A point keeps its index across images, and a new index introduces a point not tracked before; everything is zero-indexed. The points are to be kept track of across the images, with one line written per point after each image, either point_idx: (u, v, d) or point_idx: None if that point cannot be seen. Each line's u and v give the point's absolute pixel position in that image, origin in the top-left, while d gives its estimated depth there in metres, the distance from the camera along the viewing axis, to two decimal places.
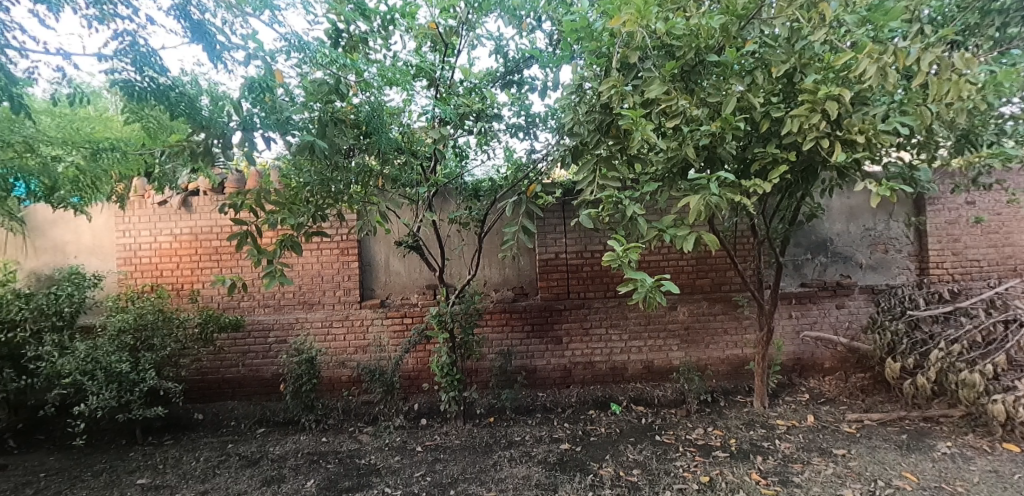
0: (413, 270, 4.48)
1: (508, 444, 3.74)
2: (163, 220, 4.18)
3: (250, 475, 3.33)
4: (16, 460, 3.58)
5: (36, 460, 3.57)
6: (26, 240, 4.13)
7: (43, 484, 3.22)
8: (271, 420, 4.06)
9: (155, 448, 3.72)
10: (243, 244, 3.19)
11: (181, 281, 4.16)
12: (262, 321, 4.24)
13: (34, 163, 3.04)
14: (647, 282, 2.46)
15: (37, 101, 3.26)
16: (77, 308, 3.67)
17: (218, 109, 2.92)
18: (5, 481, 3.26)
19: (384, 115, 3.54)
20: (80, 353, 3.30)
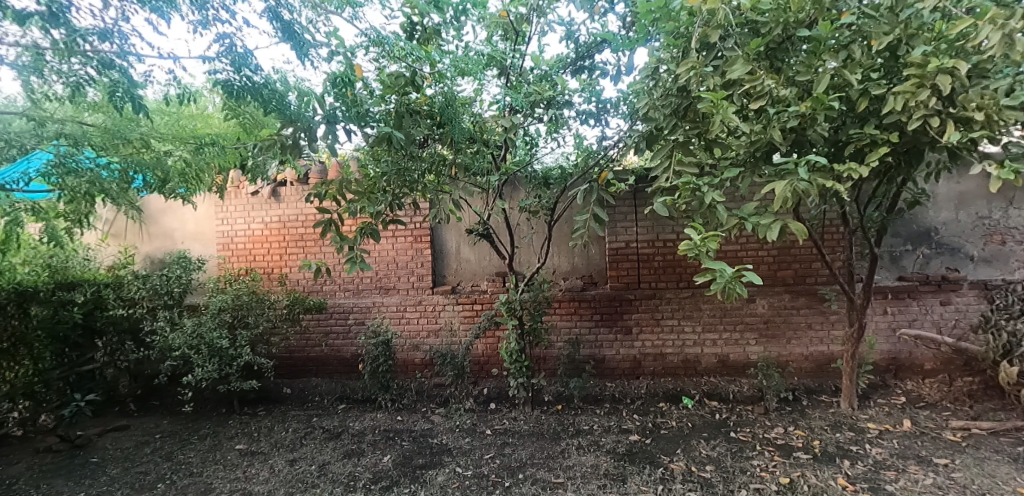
0: (483, 257, 4.53)
1: (576, 433, 3.75)
2: (256, 210, 4.50)
3: (334, 448, 3.58)
4: (136, 421, 4.04)
5: (153, 422, 4.01)
6: (141, 226, 4.61)
7: (159, 444, 3.62)
8: (351, 397, 4.31)
9: (250, 417, 4.06)
10: (327, 231, 3.43)
11: (271, 265, 4.48)
12: (342, 304, 4.48)
13: (149, 158, 3.36)
14: (727, 273, 2.34)
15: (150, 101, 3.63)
16: (185, 289, 4.03)
17: (304, 104, 3.18)
18: (129, 439, 3.70)
19: (457, 105, 3.60)
20: (188, 329, 3.65)
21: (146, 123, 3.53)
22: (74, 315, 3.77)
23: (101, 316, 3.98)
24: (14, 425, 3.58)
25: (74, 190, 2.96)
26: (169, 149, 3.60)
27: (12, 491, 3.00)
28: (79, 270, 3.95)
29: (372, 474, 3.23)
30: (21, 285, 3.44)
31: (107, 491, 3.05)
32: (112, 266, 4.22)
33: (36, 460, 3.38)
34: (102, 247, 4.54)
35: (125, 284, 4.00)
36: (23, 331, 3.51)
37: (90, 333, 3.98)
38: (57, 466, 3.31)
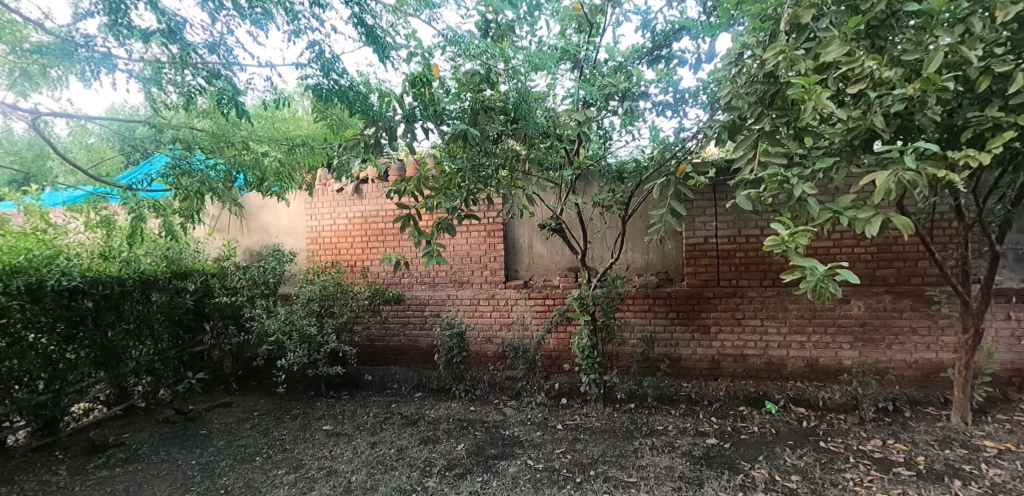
0: (557, 252, 4.51)
1: (650, 433, 3.67)
2: (341, 206, 4.77)
3: (411, 433, 3.74)
4: (238, 399, 4.44)
5: (252, 401, 4.39)
6: (242, 221, 5.07)
7: (257, 421, 3.97)
8: (427, 386, 4.48)
9: (335, 400, 4.34)
10: (405, 226, 3.57)
11: (354, 258, 4.75)
12: (419, 296, 4.67)
13: (248, 158, 3.58)
14: (819, 271, 2.15)
15: (253, 107, 3.98)
16: (279, 280, 4.39)
17: (385, 104, 3.37)
18: (233, 415, 4.08)
19: (530, 100, 3.62)
20: (282, 317, 3.96)
21: (247, 127, 3.84)
22: (187, 301, 4.23)
23: (209, 302, 4.44)
24: (139, 397, 4.06)
25: (187, 189, 3.14)
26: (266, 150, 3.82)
27: (138, 455, 3.40)
28: (190, 261, 4.39)
29: (446, 461, 3.34)
30: (144, 274, 3.90)
31: (214, 460, 3.38)
32: (218, 257, 4.70)
33: (156, 428, 3.80)
34: (211, 240, 5.03)
35: (228, 273, 4.45)
36: (146, 314, 3.94)
37: (198, 317, 4.47)
38: (173, 435, 3.71)
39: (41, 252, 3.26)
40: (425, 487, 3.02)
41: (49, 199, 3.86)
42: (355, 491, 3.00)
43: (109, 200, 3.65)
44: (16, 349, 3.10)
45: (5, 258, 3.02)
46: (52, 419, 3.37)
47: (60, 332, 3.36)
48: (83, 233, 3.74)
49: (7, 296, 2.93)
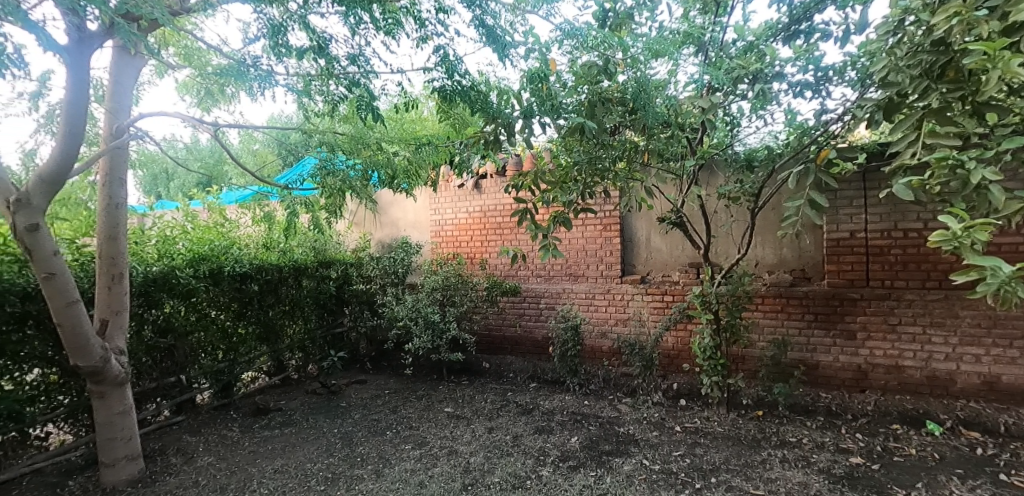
0: (676, 246, 4.33)
1: (780, 444, 3.38)
2: (462, 201, 5.03)
3: (526, 422, 3.85)
4: (372, 377, 4.91)
5: (383, 380, 4.83)
6: (376, 216, 5.59)
7: (388, 398, 4.35)
8: (541, 377, 4.57)
9: (456, 385, 4.61)
10: (523, 220, 3.65)
11: (474, 251, 4.97)
12: (535, 289, 4.78)
13: (381, 158, 3.78)
14: (1007, 271, 1.55)
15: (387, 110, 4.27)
16: (406, 270, 4.79)
17: (504, 101, 3.46)
18: (368, 391, 4.53)
19: (650, 89, 3.51)
20: (409, 305, 4.27)
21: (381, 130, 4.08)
22: (330, 287, 4.78)
23: (348, 288, 5.03)
24: (293, 370, 4.67)
25: (331, 187, 3.54)
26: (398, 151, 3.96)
27: (293, 420, 3.90)
28: (333, 251, 4.95)
29: (561, 452, 3.37)
30: (297, 262, 4.48)
31: (353, 430, 3.77)
32: (354, 248, 5.25)
33: (306, 398, 4.32)
34: (347, 233, 5.56)
35: (364, 263, 5.00)
36: (298, 297, 4.52)
37: (339, 302, 5.04)
38: (318, 405, 4.20)
39: (220, 243, 3.87)
40: (540, 475, 3.08)
41: (227, 198, 4.57)
42: (474, 472, 3.16)
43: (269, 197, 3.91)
44: (203, 323, 3.72)
45: (195, 247, 3.67)
46: (227, 383, 3.98)
47: (235, 310, 3.98)
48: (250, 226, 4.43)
49: (196, 279, 3.55)
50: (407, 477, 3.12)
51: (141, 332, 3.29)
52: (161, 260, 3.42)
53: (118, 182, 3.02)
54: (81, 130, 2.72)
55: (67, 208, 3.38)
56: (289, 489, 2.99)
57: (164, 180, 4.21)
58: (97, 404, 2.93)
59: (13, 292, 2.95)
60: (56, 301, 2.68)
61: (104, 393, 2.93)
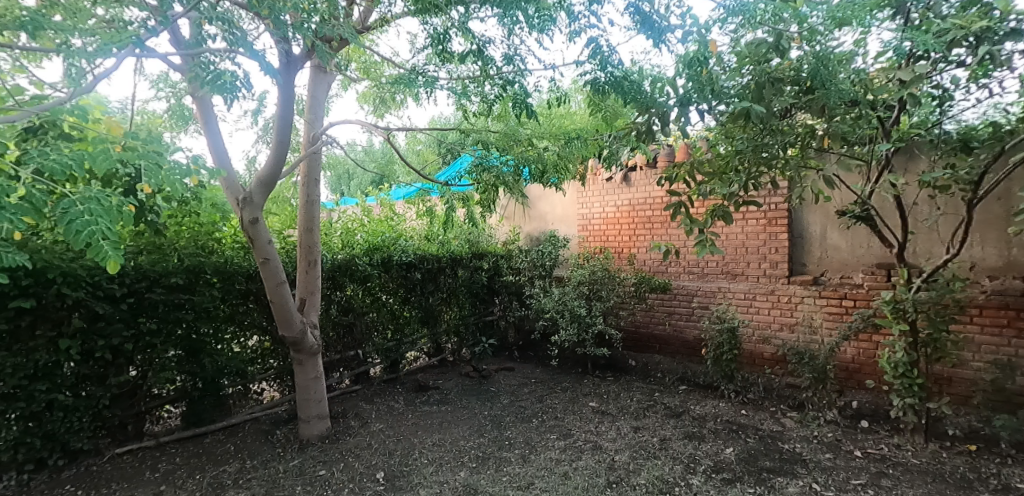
0: (860, 245, 3.75)
1: (1004, 490, 2.73)
2: (610, 194, 4.98)
3: (674, 426, 3.68)
4: (520, 365, 5.12)
5: (530, 369, 4.99)
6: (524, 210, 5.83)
7: (534, 387, 4.50)
8: (692, 380, 4.36)
9: (601, 380, 4.59)
10: (677, 214, 3.43)
11: (622, 246, 4.89)
12: (687, 287, 4.56)
13: (531, 154, 3.72)
14: None
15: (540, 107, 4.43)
16: (554, 263, 4.92)
17: (658, 89, 3.31)
18: (516, 378, 4.74)
19: (833, 64, 3.06)
20: (556, 297, 4.35)
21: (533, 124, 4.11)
22: (482, 277, 5.10)
23: (498, 279, 5.28)
24: (449, 353, 5.05)
25: (486, 183, 3.61)
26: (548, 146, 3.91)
27: (448, 399, 4.23)
28: (485, 243, 5.28)
29: (713, 462, 3.14)
30: (454, 254, 4.86)
31: (501, 414, 3.96)
32: (504, 241, 5.50)
33: (461, 380, 4.65)
34: (497, 226, 5.83)
35: (513, 256, 5.23)
36: (455, 286, 4.91)
37: (490, 292, 5.34)
38: (470, 387, 4.48)
39: (390, 234, 4.34)
40: (689, 484, 2.90)
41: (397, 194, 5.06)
42: (619, 470, 3.10)
43: (430, 193, 4.21)
44: (376, 305, 4.21)
45: (371, 238, 4.16)
46: (394, 360, 4.43)
47: (401, 295, 4.43)
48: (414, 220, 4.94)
49: (371, 266, 4.02)
50: (551, 466, 3.18)
51: (328, 310, 3.82)
52: (344, 249, 3.97)
53: (314, 182, 3.51)
54: (288, 140, 3.22)
55: (278, 205, 4.05)
56: (445, 462, 3.26)
57: (347, 180, 4.83)
58: (297, 369, 3.46)
59: (241, 273, 3.62)
60: (269, 281, 3.24)
61: (302, 360, 3.44)
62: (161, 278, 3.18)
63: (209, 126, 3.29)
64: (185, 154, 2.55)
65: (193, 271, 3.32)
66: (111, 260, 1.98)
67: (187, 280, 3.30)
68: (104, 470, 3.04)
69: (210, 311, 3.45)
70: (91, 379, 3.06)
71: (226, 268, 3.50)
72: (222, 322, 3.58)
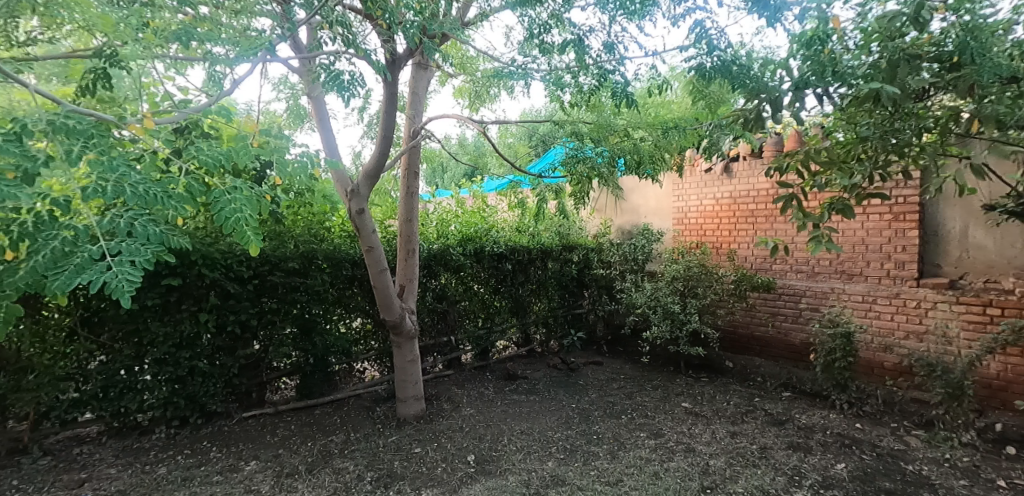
0: (1010, 244, 3.30)
1: None
2: (709, 186, 4.75)
3: (776, 434, 3.43)
4: (608, 360, 5.05)
5: (619, 365, 4.91)
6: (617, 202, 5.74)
7: (623, 383, 4.43)
8: (797, 387, 4.07)
9: (695, 380, 4.42)
10: (787, 208, 3.09)
11: (720, 241, 4.66)
12: (794, 287, 4.24)
13: (626, 144, 3.62)
14: None
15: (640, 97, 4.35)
16: (646, 257, 4.76)
17: (767, 72, 3.01)
18: (604, 372, 4.68)
19: (988, 34, 2.64)
20: (647, 292, 4.25)
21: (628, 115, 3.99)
22: (571, 270, 5.13)
23: (588, 272, 5.30)
24: (537, 344, 5.11)
25: (579, 175, 3.54)
26: (643, 136, 3.79)
27: (536, 389, 4.27)
28: (576, 235, 5.28)
29: (821, 477, 2.89)
30: (544, 245, 4.88)
31: (589, 408, 3.93)
32: (595, 234, 5.44)
33: (549, 371, 4.69)
34: (588, 218, 5.78)
35: (604, 250, 5.18)
36: (544, 276, 4.94)
37: (580, 285, 5.35)
38: (558, 379, 4.50)
39: (483, 226, 4.46)
40: None
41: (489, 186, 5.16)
42: (713, 475, 2.95)
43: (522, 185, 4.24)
44: (468, 294, 4.36)
45: (464, 229, 4.29)
46: (484, 348, 4.56)
47: (491, 285, 4.55)
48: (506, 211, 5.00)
49: (464, 256, 4.16)
50: (640, 464, 3.10)
51: (424, 297, 4.01)
52: (438, 239, 4.12)
53: (413, 174, 3.63)
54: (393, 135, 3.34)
55: (380, 197, 4.30)
56: (533, 450, 3.30)
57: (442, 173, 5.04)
58: (396, 352, 3.64)
59: (347, 259, 3.88)
60: (372, 268, 3.41)
61: (400, 343, 3.61)
62: (280, 263, 3.50)
63: (323, 123, 3.54)
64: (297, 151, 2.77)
65: (306, 256, 3.62)
66: (252, 243, 2.30)
67: (302, 264, 3.60)
68: (233, 431, 3.43)
69: (321, 294, 3.74)
70: (223, 350, 3.44)
71: (334, 255, 3.77)
72: (331, 304, 3.87)
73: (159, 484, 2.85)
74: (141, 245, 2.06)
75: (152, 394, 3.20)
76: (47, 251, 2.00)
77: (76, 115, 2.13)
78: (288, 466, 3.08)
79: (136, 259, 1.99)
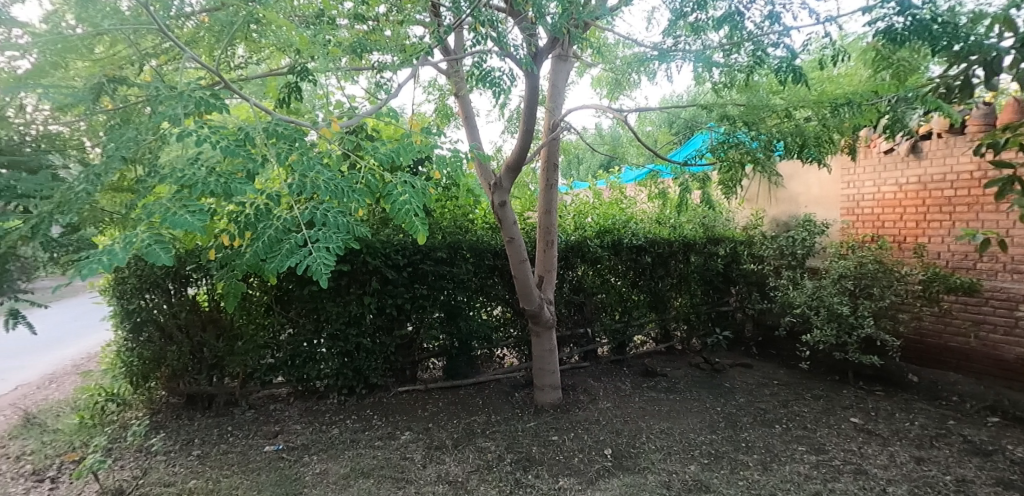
0: None
1: None
2: (890, 171, 4.34)
3: (980, 467, 2.85)
4: (759, 363, 4.69)
5: (772, 369, 4.55)
6: (773, 191, 5.49)
7: (776, 389, 4.08)
8: (1011, 413, 3.40)
9: (867, 394, 3.92)
10: (1004, 193, 2.36)
11: (904, 233, 4.22)
12: (1007, 290, 3.62)
13: (789, 125, 3.23)
14: None
15: (811, 69, 3.82)
16: (808, 252, 4.30)
17: (976, 24, 2.59)
18: (753, 376, 4.36)
19: None
20: (809, 290, 3.96)
21: (790, 91, 3.57)
22: (717, 264, 4.90)
23: (736, 268, 5.01)
24: (678, 341, 4.93)
25: (731, 161, 3.28)
26: (806, 116, 3.35)
27: (677, 388, 4.09)
28: (722, 228, 5.05)
29: None
30: (687, 238, 4.76)
31: (737, 414, 3.64)
32: (745, 226, 5.11)
33: (690, 370, 4.48)
34: (739, 209, 5.49)
35: (756, 243, 4.79)
36: (686, 271, 4.79)
37: (727, 281, 5.12)
38: (701, 379, 4.27)
39: (621, 217, 4.51)
40: None
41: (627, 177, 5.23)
42: None
43: (662, 174, 4.05)
44: (606, 287, 4.38)
45: (601, 221, 4.38)
46: (622, 342, 4.53)
47: (631, 278, 4.53)
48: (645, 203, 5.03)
49: (602, 249, 4.22)
50: (800, 480, 2.78)
51: (562, 288, 4.15)
52: (575, 231, 4.26)
53: (553, 166, 3.65)
54: (534, 128, 3.28)
55: (520, 190, 4.45)
56: (674, 451, 3.13)
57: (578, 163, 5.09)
58: (534, 340, 3.72)
59: (489, 250, 4.04)
60: (513, 259, 3.50)
61: (539, 332, 3.68)
62: (430, 253, 3.77)
63: (469, 121, 3.72)
64: (445, 147, 2.84)
65: (452, 246, 3.86)
66: (420, 232, 2.50)
67: (448, 254, 3.84)
68: (391, 403, 3.80)
69: (465, 282, 3.96)
70: (382, 330, 3.80)
71: (478, 246, 3.96)
72: (474, 292, 4.06)
73: (333, 443, 3.27)
74: (334, 233, 2.26)
75: (327, 365, 3.67)
76: (266, 237, 2.35)
77: (281, 122, 2.42)
78: (437, 440, 3.31)
79: (331, 245, 2.15)
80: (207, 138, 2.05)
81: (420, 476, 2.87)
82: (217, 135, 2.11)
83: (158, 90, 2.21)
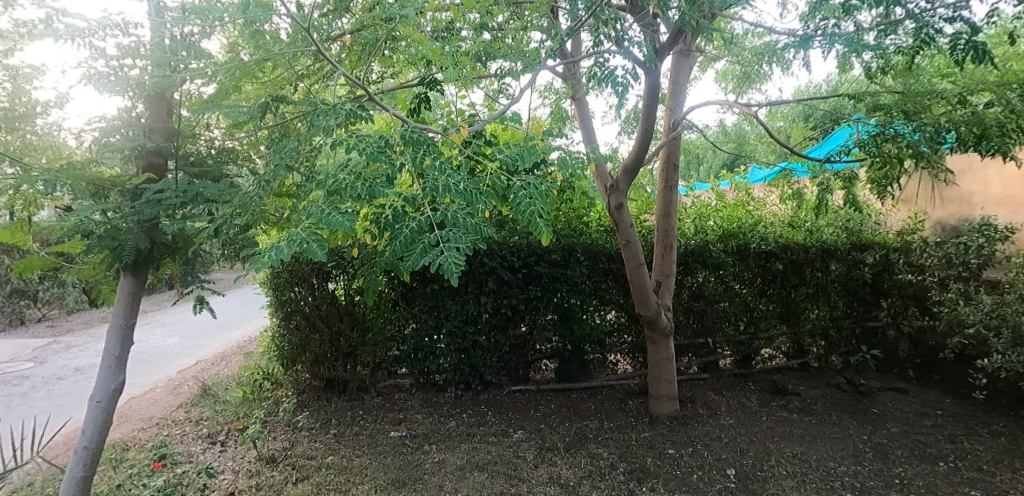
0: None
1: None
2: None
3: None
4: (917, 389, 4.12)
5: (934, 397, 3.98)
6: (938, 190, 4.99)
7: (940, 420, 3.55)
8: None
9: None
10: None
11: None
12: None
13: (963, 113, 2.75)
14: None
15: (996, 44, 3.20)
16: (984, 261, 3.73)
17: None
18: (908, 404, 3.84)
19: None
20: (986, 306, 3.45)
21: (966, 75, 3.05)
22: (864, 273, 4.38)
23: (888, 278, 4.43)
24: (813, 358, 4.51)
25: (886, 157, 2.76)
26: (987, 101, 2.82)
27: (813, 409, 3.72)
28: (871, 233, 4.48)
29: None
30: (825, 243, 4.33)
31: (888, 445, 3.20)
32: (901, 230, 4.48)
33: (828, 391, 4.06)
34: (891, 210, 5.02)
35: (915, 250, 4.22)
36: (824, 281, 4.36)
37: (877, 293, 4.53)
38: (842, 402, 3.84)
39: (747, 221, 4.24)
40: None
41: (754, 177, 4.96)
42: None
43: (798, 173, 3.85)
44: (728, 295, 4.15)
45: (725, 224, 4.16)
46: (747, 355, 4.27)
47: (757, 287, 4.24)
48: (776, 204, 4.68)
49: (725, 254, 4.04)
50: None
51: (680, 295, 4.07)
52: (696, 235, 4.11)
53: (672, 167, 3.50)
54: (653, 128, 3.11)
55: (636, 192, 4.36)
56: (809, 480, 2.80)
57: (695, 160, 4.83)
58: (650, 348, 3.60)
59: (604, 253, 3.99)
60: (630, 263, 3.40)
61: (655, 340, 3.55)
62: (545, 255, 3.84)
63: (585, 123, 3.72)
64: (559, 151, 2.77)
65: (567, 249, 3.90)
66: (544, 234, 2.53)
67: (562, 256, 3.88)
68: (505, 401, 3.92)
69: (579, 285, 3.95)
70: (498, 329, 3.95)
71: (592, 249, 3.94)
72: (587, 295, 4.03)
73: (450, 434, 3.43)
74: (462, 233, 2.26)
75: (446, 360, 3.90)
76: (402, 236, 2.36)
77: (418, 129, 2.56)
78: (549, 441, 3.32)
79: (460, 244, 2.12)
80: (354, 145, 2.24)
81: (532, 476, 2.90)
82: (361, 143, 2.25)
83: (316, 105, 2.42)
